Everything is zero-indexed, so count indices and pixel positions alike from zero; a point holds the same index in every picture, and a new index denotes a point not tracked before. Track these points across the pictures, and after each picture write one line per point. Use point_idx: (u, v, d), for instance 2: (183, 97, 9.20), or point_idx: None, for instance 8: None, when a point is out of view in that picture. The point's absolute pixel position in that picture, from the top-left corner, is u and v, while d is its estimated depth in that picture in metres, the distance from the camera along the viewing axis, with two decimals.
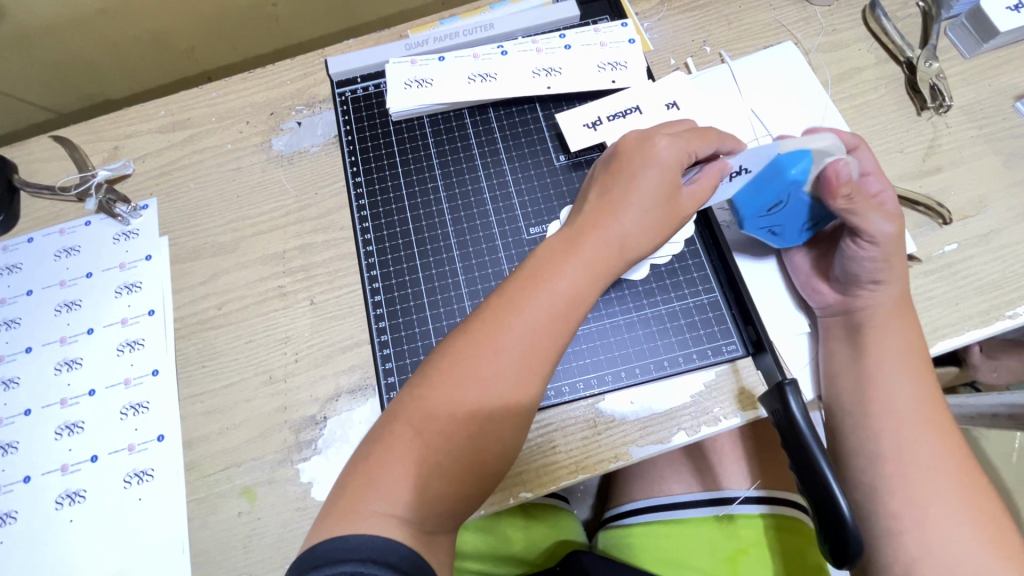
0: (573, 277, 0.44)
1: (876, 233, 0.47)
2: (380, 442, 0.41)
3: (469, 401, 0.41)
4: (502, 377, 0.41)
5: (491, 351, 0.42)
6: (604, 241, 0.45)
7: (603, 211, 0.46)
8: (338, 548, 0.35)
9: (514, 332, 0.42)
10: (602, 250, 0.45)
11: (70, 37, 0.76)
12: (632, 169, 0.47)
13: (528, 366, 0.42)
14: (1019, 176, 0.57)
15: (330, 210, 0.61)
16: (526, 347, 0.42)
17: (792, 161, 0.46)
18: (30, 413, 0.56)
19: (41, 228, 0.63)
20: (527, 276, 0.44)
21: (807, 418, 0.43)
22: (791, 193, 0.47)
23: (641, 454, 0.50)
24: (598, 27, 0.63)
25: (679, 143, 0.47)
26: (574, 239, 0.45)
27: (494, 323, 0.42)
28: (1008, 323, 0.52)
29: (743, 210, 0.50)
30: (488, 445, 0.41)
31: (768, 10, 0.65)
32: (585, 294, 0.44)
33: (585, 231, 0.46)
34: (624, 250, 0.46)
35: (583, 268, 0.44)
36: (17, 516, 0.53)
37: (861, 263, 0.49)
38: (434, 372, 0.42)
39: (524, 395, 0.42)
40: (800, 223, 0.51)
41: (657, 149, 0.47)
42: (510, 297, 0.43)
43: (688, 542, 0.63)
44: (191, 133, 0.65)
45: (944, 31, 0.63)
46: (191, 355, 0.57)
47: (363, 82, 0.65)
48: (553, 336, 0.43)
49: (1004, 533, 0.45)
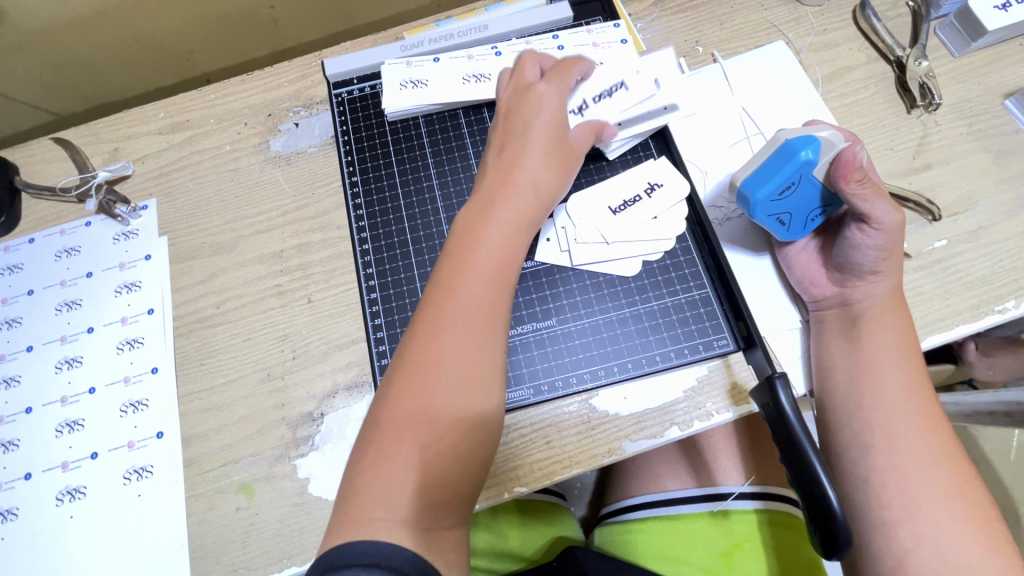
0: (494, 226, 0.47)
1: (884, 220, 0.47)
2: (376, 447, 0.41)
3: (442, 372, 0.42)
4: (460, 333, 0.43)
5: (444, 319, 0.44)
6: (518, 190, 0.49)
7: (508, 166, 0.50)
8: (345, 554, 0.36)
9: (456, 291, 0.45)
10: (517, 202, 0.49)
11: (69, 40, 0.77)
12: (522, 122, 0.52)
13: (474, 330, 0.44)
14: (1008, 173, 0.57)
15: (327, 210, 0.61)
16: (470, 298, 0.44)
17: (803, 144, 0.48)
18: (31, 411, 0.57)
19: (42, 229, 0.63)
20: (452, 247, 0.47)
21: (796, 412, 0.44)
22: (802, 175, 0.48)
23: (634, 449, 0.51)
24: (590, 28, 0.64)
25: (553, 88, 0.53)
26: (488, 200, 0.49)
27: (436, 294, 0.45)
28: (997, 318, 0.52)
29: (755, 194, 0.49)
30: (474, 395, 0.42)
31: (759, 10, 0.66)
32: (514, 233, 0.48)
33: (495, 194, 0.49)
34: (539, 197, 0.50)
35: (504, 216, 0.48)
36: (18, 512, 0.54)
37: (865, 251, 0.49)
38: (396, 377, 0.43)
39: (490, 341, 0.44)
40: (806, 212, 0.51)
41: (537, 100, 0.52)
42: (442, 273, 0.46)
43: (683, 538, 0.63)
44: (190, 134, 0.66)
45: (933, 30, 0.63)
46: (189, 352, 0.58)
47: (359, 83, 0.66)
48: (493, 277, 0.46)
49: (991, 523, 0.45)
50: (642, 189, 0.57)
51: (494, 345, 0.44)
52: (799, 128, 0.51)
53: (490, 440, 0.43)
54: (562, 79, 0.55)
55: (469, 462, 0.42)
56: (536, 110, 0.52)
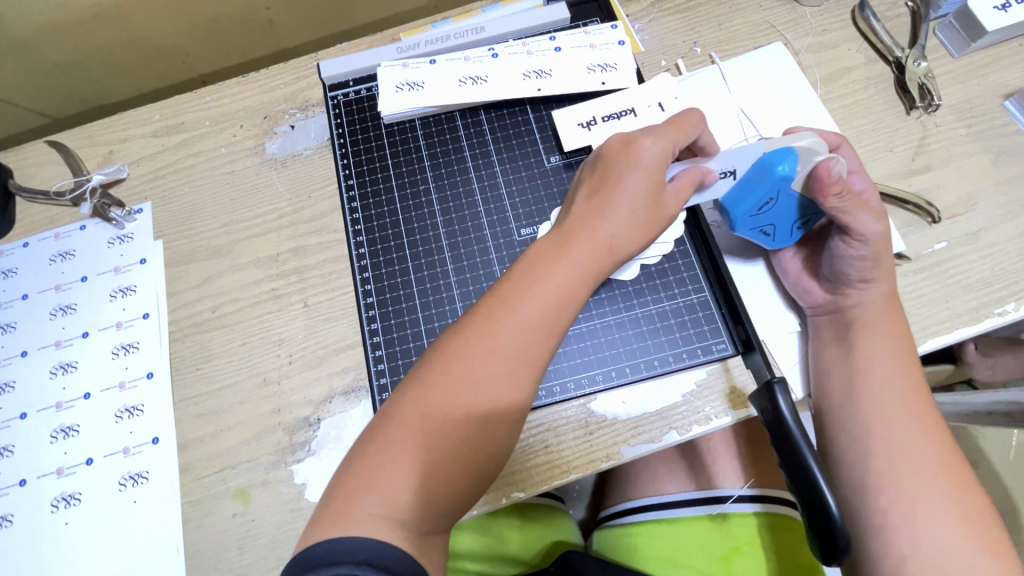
0: (564, 268, 0.45)
1: (865, 231, 0.47)
2: (389, 428, 0.41)
3: (476, 386, 0.42)
4: (504, 359, 0.42)
5: (492, 337, 0.42)
6: (594, 239, 0.46)
7: (592, 207, 0.47)
8: (334, 549, 0.35)
9: (512, 320, 0.43)
10: (591, 251, 0.45)
11: (63, 42, 0.77)
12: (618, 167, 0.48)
13: (520, 369, 0.43)
14: (1007, 174, 0.57)
15: (323, 213, 0.61)
16: (523, 334, 0.43)
17: (779, 158, 0.47)
18: (26, 416, 0.56)
19: (36, 233, 0.63)
20: (519, 272, 0.45)
21: (795, 416, 0.44)
22: (779, 189, 0.48)
23: (633, 453, 0.50)
24: (588, 29, 0.63)
25: (661, 140, 0.48)
26: (563, 240, 0.46)
27: (492, 314, 0.43)
28: (997, 321, 0.52)
29: (734, 209, 0.50)
30: (490, 430, 0.42)
31: (758, 11, 0.65)
32: (580, 286, 0.45)
33: (574, 231, 0.46)
34: (612, 252, 0.46)
35: (575, 263, 0.45)
36: (13, 519, 0.53)
37: (849, 261, 0.49)
38: (427, 373, 0.42)
39: (525, 378, 0.43)
40: (789, 222, 0.51)
41: (641, 148, 0.47)
42: (501, 292, 0.44)
43: (683, 541, 0.63)
44: (185, 137, 0.65)
45: (933, 30, 0.63)
46: (186, 357, 0.57)
47: (355, 85, 0.66)
48: (547, 321, 0.44)
49: (990, 529, 0.45)
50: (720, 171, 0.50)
51: (528, 380, 0.43)
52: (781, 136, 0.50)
53: (488, 471, 0.43)
54: (682, 132, 0.49)
55: (464, 473, 0.41)
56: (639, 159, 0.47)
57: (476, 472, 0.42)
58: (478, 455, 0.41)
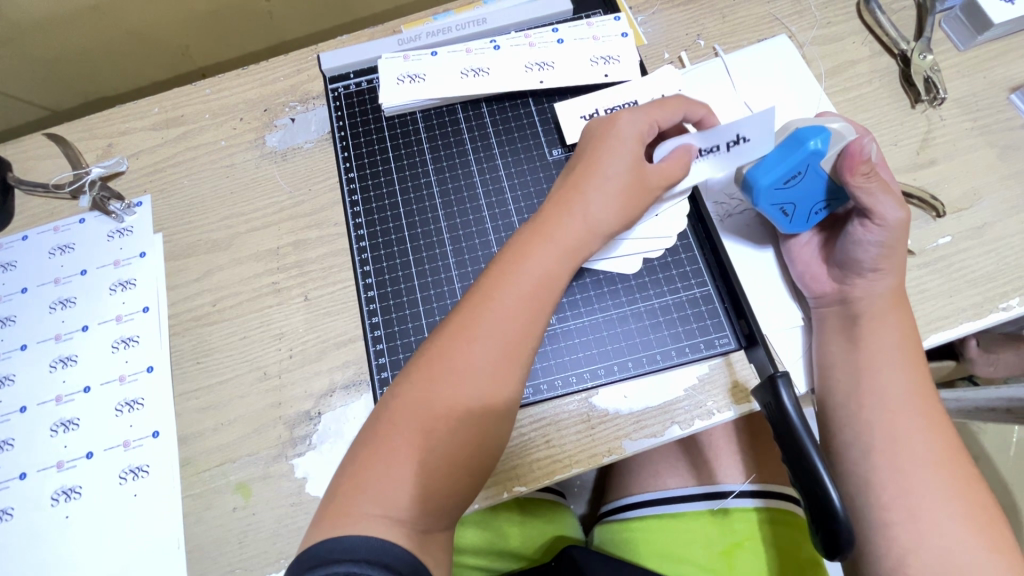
0: (547, 250, 0.45)
1: (887, 216, 0.46)
2: (377, 436, 0.41)
3: (459, 378, 0.41)
4: (487, 350, 0.42)
5: (474, 328, 0.43)
6: (574, 221, 0.46)
7: (573, 193, 0.47)
8: (333, 548, 0.36)
9: (493, 307, 0.43)
10: (571, 232, 0.46)
11: (61, 34, 0.76)
12: (604, 156, 0.48)
13: (504, 360, 0.42)
14: (1013, 168, 0.57)
15: (324, 206, 0.61)
16: (503, 319, 0.43)
17: (812, 134, 0.47)
18: (26, 410, 0.56)
19: (36, 226, 0.63)
20: (501, 260, 0.46)
21: (798, 411, 0.44)
22: (809, 164, 0.47)
23: (634, 448, 0.50)
24: (591, 21, 0.63)
25: (639, 116, 0.49)
26: (545, 223, 0.47)
27: (473, 302, 0.44)
28: (1001, 316, 0.52)
29: (760, 181, 0.48)
30: (479, 424, 0.41)
31: (762, 4, 0.65)
32: (563, 268, 0.46)
33: (554, 217, 0.47)
34: (593, 232, 0.47)
35: (557, 245, 0.46)
36: (13, 512, 0.53)
37: (865, 248, 0.48)
38: (412, 372, 0.42)
39: (512, 370, 0.43)
40: (811, 204, 0.50)
41: (617, 126, 0.48)
42: (484, 282, 0.45)
43: (684, 536, 0.62)
44: (184, 130, 0.65)
45: (939, 23, 0.62)
46: (186, 351, 0.57)
47: (356, 77, 0.65)
48: (529, 304, 0.44)
49: (992, 524, 0.45)
50: (724, 141, 0.48)
51: (515, 372, 0.43)
52: (809, 119, 0.50)
53: (484, 467, 0.42)
54: (657, 104, 0.50)
55: (462, 469, 0.41)
56: (619, 146, 0.47)
57: (472, 467, 0.41)
58: (474, 454, 0.41)
